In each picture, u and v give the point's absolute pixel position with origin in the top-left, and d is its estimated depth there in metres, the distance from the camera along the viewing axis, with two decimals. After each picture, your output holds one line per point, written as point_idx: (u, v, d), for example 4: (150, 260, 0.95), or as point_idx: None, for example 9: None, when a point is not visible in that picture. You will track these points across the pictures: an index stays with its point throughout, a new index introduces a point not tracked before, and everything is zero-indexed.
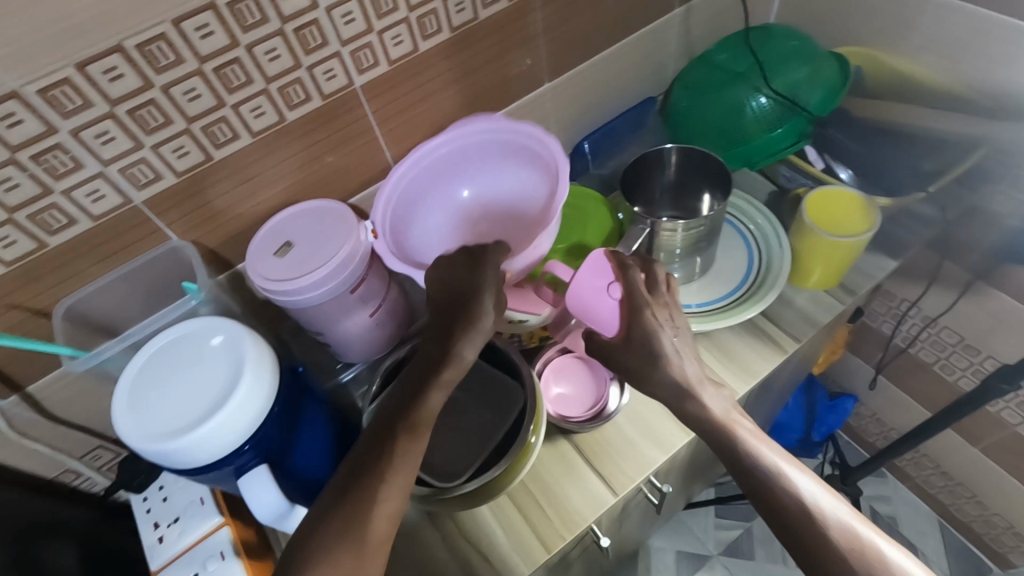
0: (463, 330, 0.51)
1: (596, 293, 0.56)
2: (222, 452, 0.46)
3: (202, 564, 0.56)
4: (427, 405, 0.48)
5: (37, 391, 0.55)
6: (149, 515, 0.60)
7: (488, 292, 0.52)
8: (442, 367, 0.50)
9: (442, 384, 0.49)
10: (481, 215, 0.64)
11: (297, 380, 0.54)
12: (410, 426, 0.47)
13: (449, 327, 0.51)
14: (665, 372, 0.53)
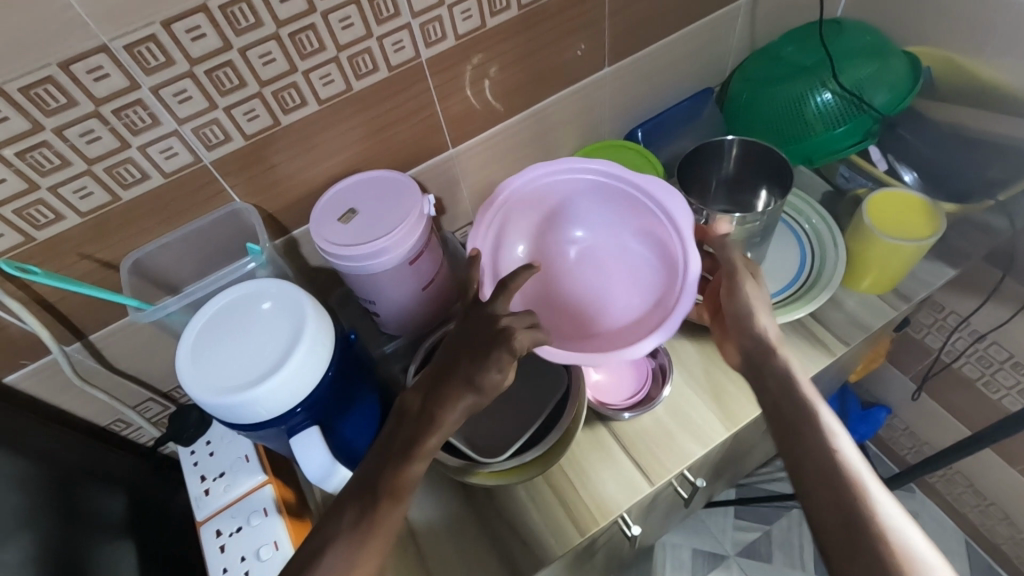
0: (461, 390, 0.48)
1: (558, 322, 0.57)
2: (277, 411, 0.47)
3: (246, 518, 0.58)
4: (405, 472, 0.46)
5: (98, 340, 0.58)
6: (196, 468, 0.62)
7: (495, 369, 0.48)
8: (428, 433, 0.47)
9: (425, 453, 0.47)
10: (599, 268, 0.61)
11: (350, 348, 0.55)
12: (389, 492, 0.45)
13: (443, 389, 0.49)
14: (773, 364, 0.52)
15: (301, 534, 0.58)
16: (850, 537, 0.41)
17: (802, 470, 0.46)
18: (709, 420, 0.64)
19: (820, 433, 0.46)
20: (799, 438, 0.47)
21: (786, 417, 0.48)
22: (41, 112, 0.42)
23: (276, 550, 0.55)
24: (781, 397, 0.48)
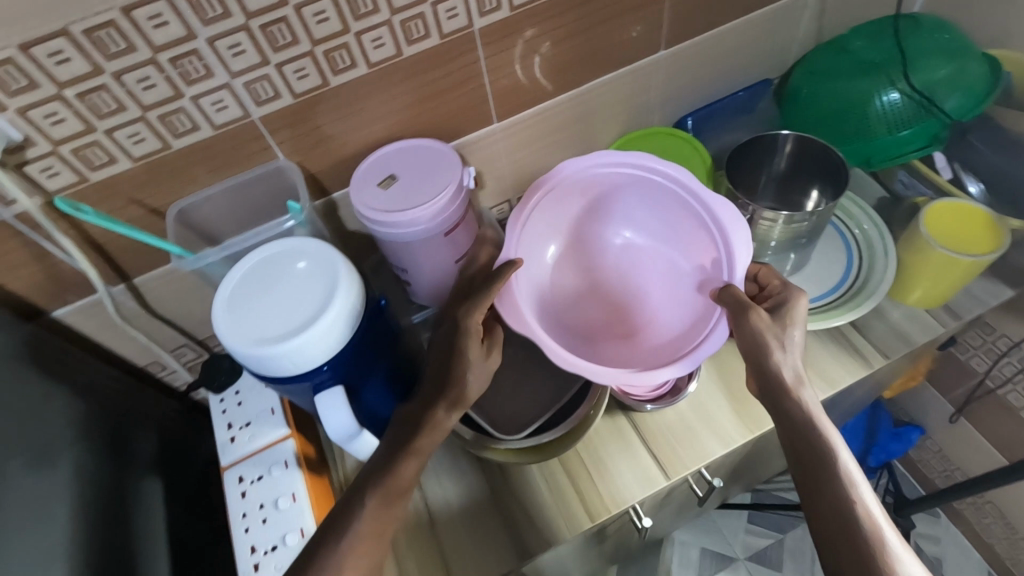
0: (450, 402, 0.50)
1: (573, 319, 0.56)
2: (304, 367, 0.48)
3: (268, 468, 0.59)
4: (398, 474, 0.47)
5: (142, 284, 0.60)
6: (224, 416, 0.64)
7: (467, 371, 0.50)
8: (418, 434, 0.49)
9: (416, 452, 0.48)
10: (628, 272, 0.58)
11: (380, 313, 0.56)
12: (382, 488, 0.46)
13: (430, 399, 0.50)
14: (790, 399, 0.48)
15: (319, 488, 0.60)
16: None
17: (815, 508, 0.45)
18: (733, 420, 0.63)
19: (839, 470, 0.45)
20: (818, 472, 0.45)
21: (802, 451, 0.46)
22: (101, 55, 0.43)
23: (295, 502, 0.57)
24: (808, 406, 0.47)
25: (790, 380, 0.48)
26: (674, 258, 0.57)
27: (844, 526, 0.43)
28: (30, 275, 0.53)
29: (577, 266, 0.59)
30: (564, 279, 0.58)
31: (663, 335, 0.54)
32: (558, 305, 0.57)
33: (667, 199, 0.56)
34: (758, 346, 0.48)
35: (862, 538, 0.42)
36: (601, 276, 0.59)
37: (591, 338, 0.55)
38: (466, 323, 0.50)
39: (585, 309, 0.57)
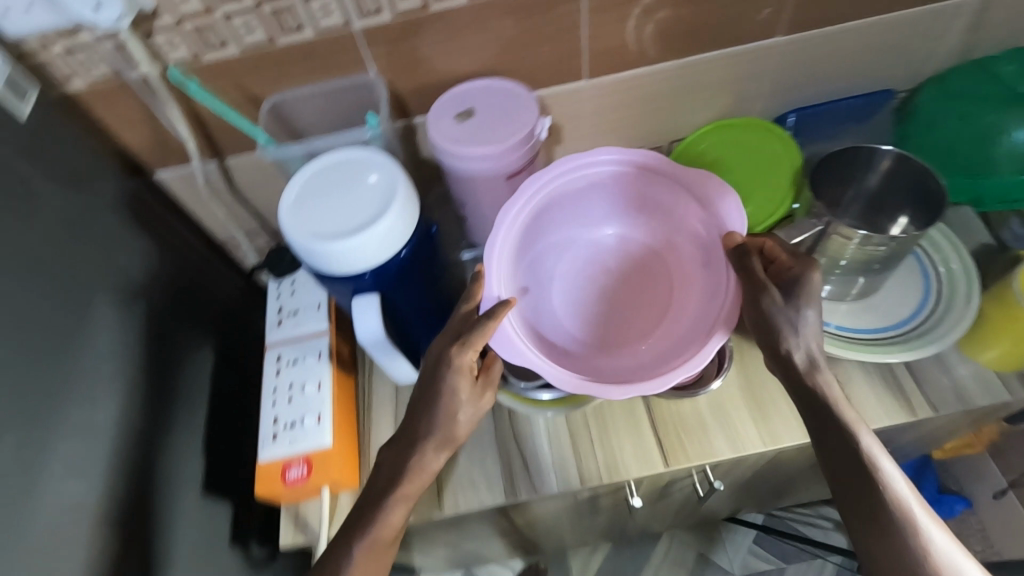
0: (439, 446, 0.51)
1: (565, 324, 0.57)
2: (347, 269, 0.52)
3: (303, 356, 0.65)
4: (387, 524, 0.51)
5: (232, 164, 0.66)
6: (277, 300, 0.70)
7: (464, 409, 0.51)
8: (404, 481, 0.51)
9: (402, 499, 0.51)
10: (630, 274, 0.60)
11: (430, 238, 0.58)
12: (369, 538, 0.50)
13: (414, 439, 0.52)
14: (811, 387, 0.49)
15: (342, 386, 0.65)
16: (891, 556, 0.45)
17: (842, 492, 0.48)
18: (750, 428, 0.61)
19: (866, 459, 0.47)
20: (845, 460, 0.48)
21: (826, 438, 0.49)
22: None
23: (319, 390, 0.63)
24: (827, 394, 0.49)
25: (804, 364, 0.50)
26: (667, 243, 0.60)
27: (873, 508, 0.47)
28: (142, 135, 0.60)
29: (580, 269, 0.60)
30: (569, 283, 0.60)
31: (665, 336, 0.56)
32: (562, 313, 0.58)
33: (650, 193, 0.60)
34: (775, 331, 0.50)
35: (888, 518, 0.46)
36: (604, 276, 0.60)
37: (592, 345, 0.57)
38: (459, 361, 0.50)
39: (589, 312, 0.58)
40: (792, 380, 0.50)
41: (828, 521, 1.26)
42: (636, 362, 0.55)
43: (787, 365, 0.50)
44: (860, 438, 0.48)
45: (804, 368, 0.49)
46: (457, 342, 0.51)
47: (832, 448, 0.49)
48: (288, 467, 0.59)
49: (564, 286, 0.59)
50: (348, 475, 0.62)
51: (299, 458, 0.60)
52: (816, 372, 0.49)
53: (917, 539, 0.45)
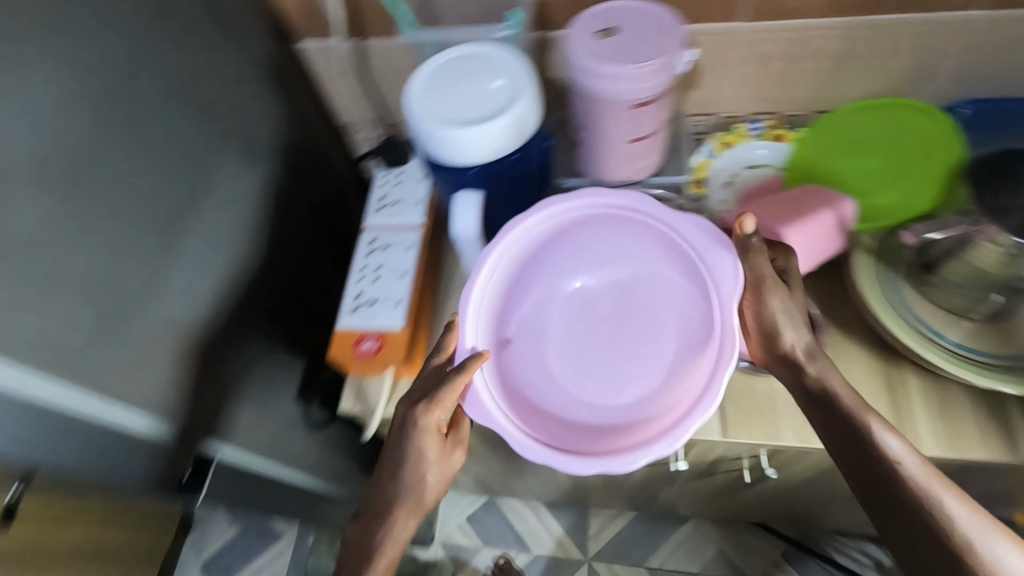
0: (411, 506, 0.54)
1: (549, 363, 0.56)
2: (456, 160, 0.52)
3: (395, 244, 0.68)
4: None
5: (370, 47, 0.68)
6: (382, 188, 0.73)
7: (432, 466, 0.54)
8: (385, 541, 0.55)
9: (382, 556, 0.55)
10: (617, 327, 0.57)
11: (543, 151, 0.58)
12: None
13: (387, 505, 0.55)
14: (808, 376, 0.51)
15: (423, 280, 0.67)
16: (909, 530, 0.47)
17: (852, 473, 0.50)
18: None
19: (870, 439, 0.49)
20: (849, 439, 0.50)
21: (830, 424, 0.51)
22: None
23: (402, 277, 0.65)
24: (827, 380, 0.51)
25: (804, 352, 0.51)
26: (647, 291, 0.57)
27: (883, 483, 0.48)
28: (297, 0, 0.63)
29: (569, 320, 0.58)
30: (558, 328, 0.58)
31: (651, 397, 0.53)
32: (548, 360, 0.56)
33: (652, 232, 0.56)
34: (777, 331, 0.51)
35: (900, 493, 0.48)
36: (597, 323, 0.57)
37: (578, 394, 0.55)
38: (425, 419, 0.51)
39: (580, 361, 0.56)
40: (791, 373, 0.52)
41: (866, 556, 1.21)
42: (617, 418, 0.52)
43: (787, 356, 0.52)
44: (869, 421, 0.49)
45: (805, 359, 0.51)
46: (424, 400, 0.52)
47: (841, 431, 0.50)
48: (360, 340, 0.63)
49: (552, 333, 0.58)
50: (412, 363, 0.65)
51: (372, 334, 0.63)
52: (808, 364, 0.51)
53: (934, 511, 0.47)
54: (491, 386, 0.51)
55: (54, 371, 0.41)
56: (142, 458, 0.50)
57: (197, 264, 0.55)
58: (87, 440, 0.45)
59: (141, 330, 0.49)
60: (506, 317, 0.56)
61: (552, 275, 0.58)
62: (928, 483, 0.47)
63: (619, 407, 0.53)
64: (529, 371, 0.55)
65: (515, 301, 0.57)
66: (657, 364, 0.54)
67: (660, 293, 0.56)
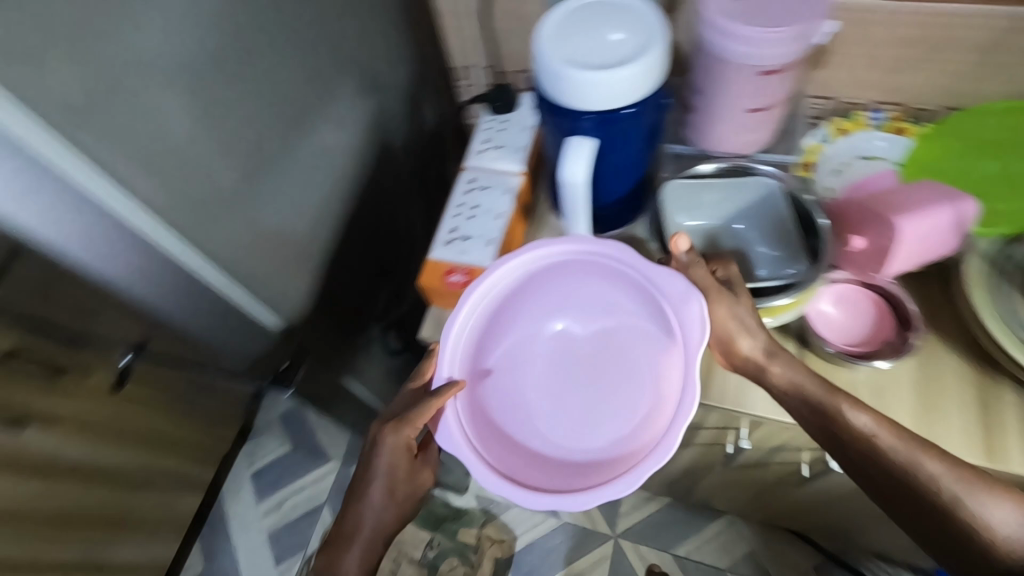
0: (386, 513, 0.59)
1: (532, 393, 0.56)
2: (574, 104, 0.53)
3: (494, 187, 0.70)
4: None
5: None
6: (487, 133, 0.75)
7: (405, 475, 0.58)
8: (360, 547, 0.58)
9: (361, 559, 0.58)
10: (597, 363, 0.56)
11: (661, 110, 0.58)
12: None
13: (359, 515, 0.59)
14: (776, 373, 0.55)
15: (516, 225, 0.69)
16: (898, 490, 0.51)
17: (833, 448, 0.54)
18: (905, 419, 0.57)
19: (841, 418, 0.52)
20: (824, 418, 0.53)
21: (804, 411, 0.54)
22: None
23: (497, 218, 0.68)
24: (794, 378, 0.54)
25: (762, 353, 0.56)
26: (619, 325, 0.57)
27: (865, 455, 0.52)
28: None
29: (555, 354, 0.57)
30: (544, 361, 0.57)
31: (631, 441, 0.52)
32: (531, 393, 0.56)
33: (620, 274, 0.57)
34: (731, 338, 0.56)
35: (880, 462, 0.51)
36: (577, 366, 0.57)
37: (560, 426, 0.54)
38: (400, 433, 0.56)
39: (561, 397, 0.55)
40: (755, 378, 0.57)
41: None
42: (594, 457, 0.52)
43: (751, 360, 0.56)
44: (839, 404, 0.53)
45: (766, 358, 0.55)
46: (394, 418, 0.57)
47: (819, 419, 0.53)
48: (450, 271, 0.66)
49: (538, 366, 0.57)
50: None
51: (462, 268, 0.66)
52: (772, 361, 0.55)
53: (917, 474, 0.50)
54: (462, 424, 0.52)
55: (166, 231, 0.50)
56: (219, 317, 0.59)
57: (300, 171, 0.62)
58: (184, 291, 0.54)
59: (244, 218, 0.56)
60: (485, 353, 0.56)
61: (535, 312, 0.58)
62: (904, 448, 0.51)
63: (597, 445, 0.52)
64: (509, 401, 0.55)
65: (497, 337, 0.57)
66: (632, 392, 0.54)
67: (630, 325, 0.57)
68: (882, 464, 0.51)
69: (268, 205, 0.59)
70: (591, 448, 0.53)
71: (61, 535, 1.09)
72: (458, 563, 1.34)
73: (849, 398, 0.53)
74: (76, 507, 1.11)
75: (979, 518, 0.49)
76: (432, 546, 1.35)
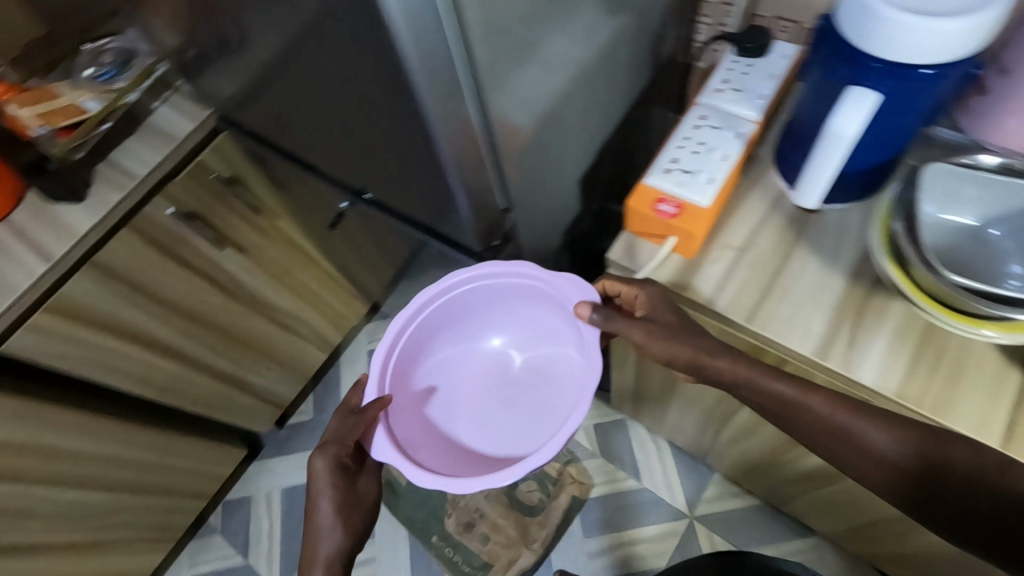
0: (338, 521, 0.69)
1: (464, 394, 0.82)
2: (865, 47, 0.52)
3: (723, 128, 0.69)
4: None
5: None
6: (727, 72, 0.72)
7: (349, 485, 0.71)
8: (325, 556, 0.68)
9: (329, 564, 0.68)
10: (514, 377, 0.82)
11: (954, 84, 0.55)
12: None
13: (318, 532, 0.69)
14: (731, 360, 0.61)
15: (735, 171, 0.68)
16: (864, 451, 0.59)
17: (799, 421, 0.61)
18: None
19: (796, 396, 0.60)
20: (787, 403, 0.60)
21: (776, 396, 0.61)
22: None
23: (721, 160, 0.67)
24: (748, 371, 0.61)
25: (716, 345, 0.62)
26: (533, 352, 0.82)
27: (827, 428, 0.60)
28: None
29: (482, 371, 0.83)
30: (472, 376, 0.83)
31: (540, 436, 0.77)
32: (462, 397, 0.82)
33: (546, 304, 0.79)
34: (677, 352, 0.62)
35: (840, 433, 0.59)
36: (505, 377, 0.82)
37: (486, 417, 0.80)
38: (336, 452, 0.70)
39: (485, 399, 0.81)
40: (715, 375, 0.62)
41: None
42: (511, 437, 0.78)
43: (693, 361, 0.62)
44: (797, 390, 0.60)
45: (719, 349, 0.62)
46: (331, 444, 0.70)
47: (783, 403, 0.60)
48: (660, 201, 0.66)
49: (468, 378, 0.83)
50: (696, 243, 0.67)
51: (674, 199, 0.65)
52: (719, 354, 0.61)
53: (874, 438, 0.59)
54: (411, 417, 0.77)
55: (466, 63, 0.56)
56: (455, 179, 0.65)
57: (554, 65, 0.65)
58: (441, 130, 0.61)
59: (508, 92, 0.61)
60: (431, 367, 0.81)
61: (467, 345, 0.84)
62: (863, 416, 0.59)
63: (510, 433, 0.78)
64: (450, 398, 0.81)
65: (439, 356, 0.82)
66: (541, 399, 0.79)
67: (548, 347, 0.82)
68: (841, 438, 0.59)
69: (529, 84, 0.64)
70: (508, 432, 0.78)
71: (229, 346, 1.29)
72: (536, 489, 1.38)
73: (795, 379, 0.61)
74: (246, 327, 1.30)
75: (951, 460, 0.57)
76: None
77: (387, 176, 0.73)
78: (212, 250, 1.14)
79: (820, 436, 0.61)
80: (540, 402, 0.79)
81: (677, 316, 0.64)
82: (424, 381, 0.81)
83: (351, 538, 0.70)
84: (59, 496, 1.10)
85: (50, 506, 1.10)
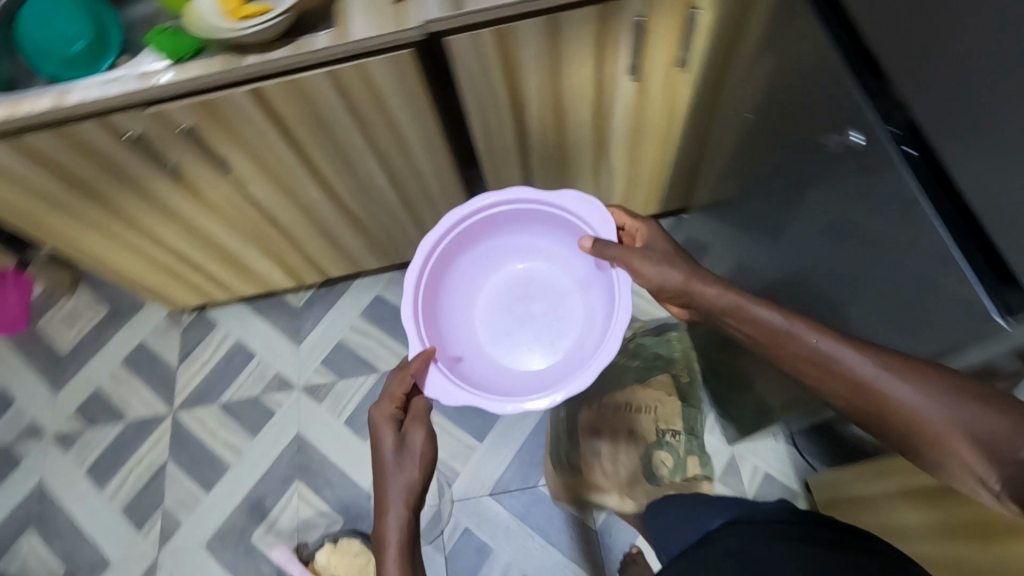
0: (404, 468, 0.82)
1: (484, 333, 1.08)
2: None
3: None
4: (389, 530, 0.79)
5: None
6: None
7: (405, 434, 0.85)
8: (390, 498, 0.81)
9: (401, 510, 0.80)
10: (535, 303, 1.10)
11: None
12: (398, 537, 0.78)
13: (384, 479, 0.82)
14: (730, 290, 0.81)
15: None
16: (845, 379, 0.69)
17: (793, 362, 0.74)
18: None
19: (779, 326, 0.75)
20: (773, 334, 0.76)
21: (770, 337, 0.76)
22: None
23: None
24: (732, 300, 0.80)
25: (716, 277, 0.83)
26: (547, 277, 1.10)
27: (808, 358, 0.72)
28: None
29: (500, 306, 1.10)
30: (487, 312, 1.10)
31: (574, 336, 1.05)
32: (483, 336, 1.08)
33: (560, 236, 1.07)
34: (672, 273, 0.85)
35: (818, 355, 0.71)
36: (523, 304, 1.10)
37: (511, 332, 1.08)
38: (385, 407, 0.87)
39: (511, 322, 1.09)
40: (707, 305, 0.82)
41: None
42: (546, 342, 1.07)
43: (685, 286, 0.85)
44: (775, 322, 0.76)
45: (717, 278, 0.83)
46: (388, 402, 0.88)
47: (768, 331, 0.76)
48: None
49: (484, 314, 1.09)
50: None
51: None
52: (707, 284, 0.82)
53: (844, 360, 0.69)
54: (460, 359, 1.02)
55: None
56: None
57: None
58: None
59: None
60: (451, 322, 1.06)
61: (473, 290, 1.10)
62: (835, 346, 0.71)
63: (547, 340, 1.07)
64: (480, 341, 1.07)
65: (453, 314, 1.07)
66: (566, 316, 1.08)
67: (562, 274, 1.10)
68: (816, 361, 0.72)
69: None
70: (545, 343, 1.07)
71: (552, 161, 1.31)
72: (666, 466, 1.38)
73: (780, 311, 0.76)
74: (576, 153, 1.30)
75: (927, 382, 0.64)
76: (673, 436, 1.40)
77: (952, 164, 0.61)
78: (622, 74, 1.10)
79: (809, 368, 0.73)
80: (571, 313, 1.07)
81: (670, 247, 0.90)
82: (453, 344, 1.04)
83: (409, 483, 0.82)
84: (377, 177, 1.25)
85: (366, 179, 1.25)
